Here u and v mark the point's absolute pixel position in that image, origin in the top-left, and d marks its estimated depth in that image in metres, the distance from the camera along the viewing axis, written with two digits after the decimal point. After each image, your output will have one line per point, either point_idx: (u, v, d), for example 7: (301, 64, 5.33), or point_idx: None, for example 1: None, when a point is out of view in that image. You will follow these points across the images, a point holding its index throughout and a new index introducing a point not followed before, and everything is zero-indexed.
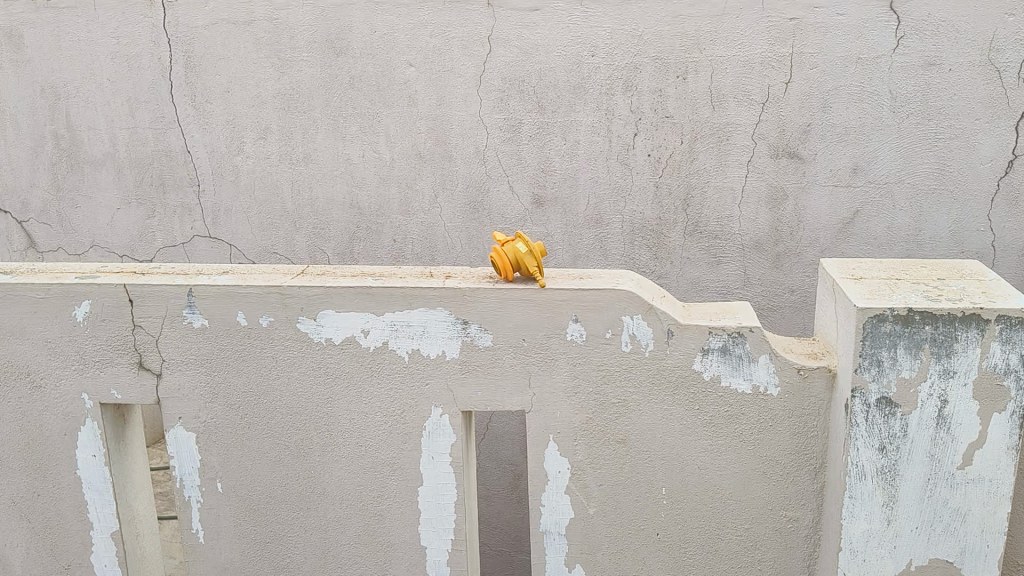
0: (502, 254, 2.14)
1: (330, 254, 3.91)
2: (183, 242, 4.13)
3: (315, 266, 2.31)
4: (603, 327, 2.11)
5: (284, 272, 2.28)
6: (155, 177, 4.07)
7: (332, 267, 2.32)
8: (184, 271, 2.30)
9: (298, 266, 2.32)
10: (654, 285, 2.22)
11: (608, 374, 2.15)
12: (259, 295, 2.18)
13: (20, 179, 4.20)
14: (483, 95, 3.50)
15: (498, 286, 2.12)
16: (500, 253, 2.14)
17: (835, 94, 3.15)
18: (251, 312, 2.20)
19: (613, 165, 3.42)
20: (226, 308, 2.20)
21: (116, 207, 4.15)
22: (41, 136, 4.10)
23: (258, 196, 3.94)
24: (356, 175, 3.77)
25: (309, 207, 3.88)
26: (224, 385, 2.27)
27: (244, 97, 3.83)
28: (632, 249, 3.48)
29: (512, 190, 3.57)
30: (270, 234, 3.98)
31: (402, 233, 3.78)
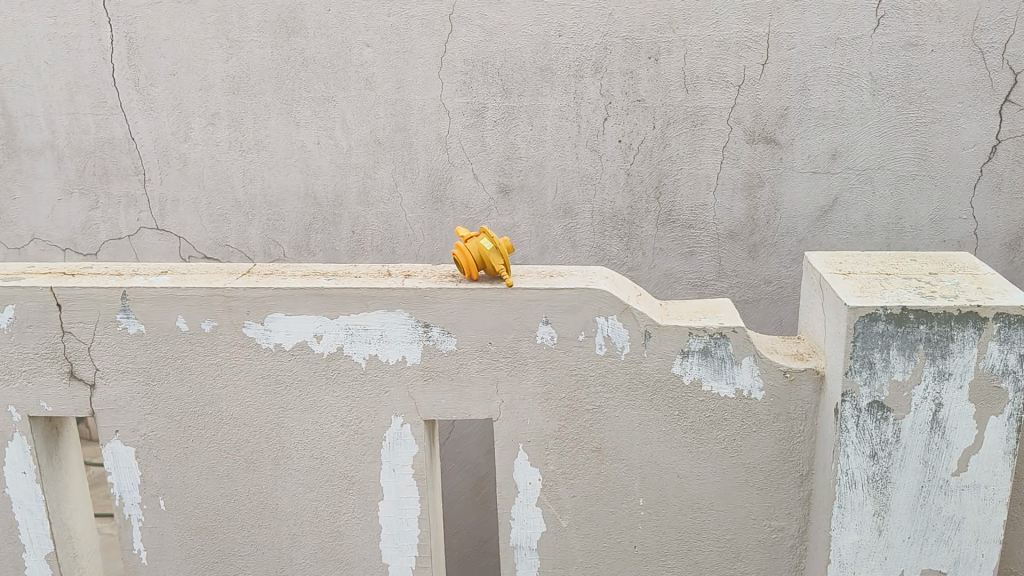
0: (465, 252, 1.97)
1: (286, 246, 3.75)
2: (131, 235, 3.94)
3: (263, 264, 2.13)
4: (575, 328, 1.96)
5: (228, 272, 2.09)
6: (99, 167, 3.87)
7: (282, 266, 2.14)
8: (118, 271, 2.10)
9: (244, 265, 2.14)
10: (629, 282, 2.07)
11: (581, 378, 2.00)
12: (200, 297, 2.00)
13: None
14: (444, 77, 3.32)
15: (461, 286, 1.96)
16: (464, 251, 1.97)
17: (813, 76, 3.01)
18: (192, 316, 2.01)
19: (582, 151, 3.26)
20: (164, 313, 2.01)
21: (58, 197, 3.95)
22: None
23: (209, 185, 3.76)
24: (312, 163, 3.59)
25: (263, 197, 3.70)
26: (164, 396, 2.08)
27: (192, 80, 3.62)
28: (601, 240, 3.33)
29: (476, 178, 3.41)
30: (223, 225, 3.80)
31: (361, 224, 3.62)
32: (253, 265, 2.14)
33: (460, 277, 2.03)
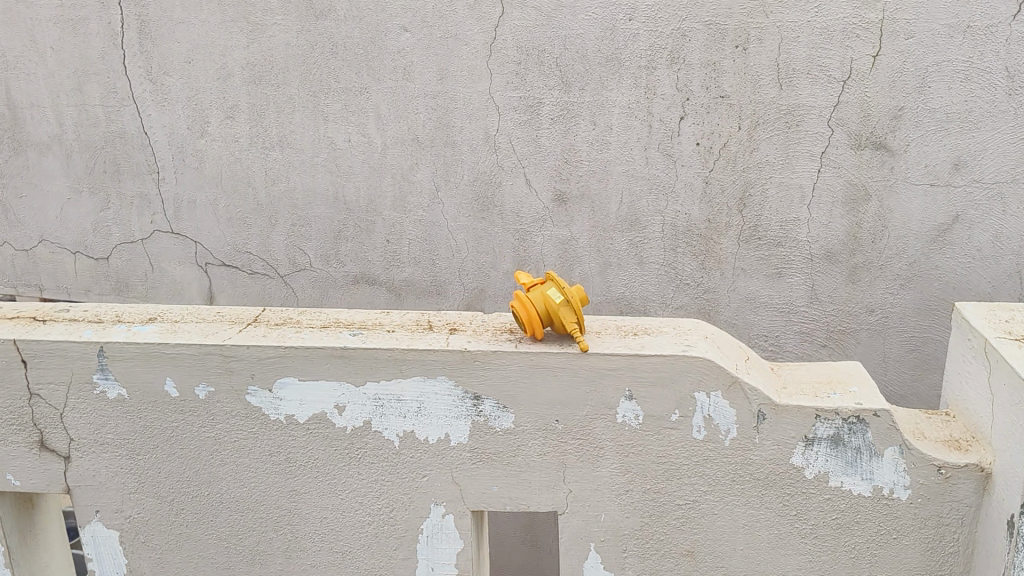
0: (528, 305, 1.54)
1: (313, 255, 3.36)
2: (145, 238, 3.59)
3: (274, 309, 1.73)
4: (668, 407, 1.53)
5: (230, 321, 1.69)
6: (110, 163, 3.50)
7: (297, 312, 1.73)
8: (98, 317, 1.71)
9: (251, 311, 1.73)
10: (733, 342, 1.64)
11: (672, 468, 1.57)
12: (194, 357, 1.60)
13: None
14: (494, 68, 2.88)
15: (521, 349, 1.54)
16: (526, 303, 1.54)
17: (934, 71, 2.53)
18: (184, 379, 1.61)
19: (653, 155, 2.81)
20: (149, 374, 1.62)
21: (66, 197, 3.60)
22: None
23: (228, 186, 3.37)
24: (342, 163, 3.18)
25: (288, 200, 3.30)
26: (153, 472, 1.69)
27: (209, 69, 3.21)
28: (672, 257, 2.89)
29: (529, 185, 2.98)
30: (244, 231, 3.42)
31: (397, 232, 3.21)
32: (262, 310, 1.74)
33: (519, 333, 1.61)
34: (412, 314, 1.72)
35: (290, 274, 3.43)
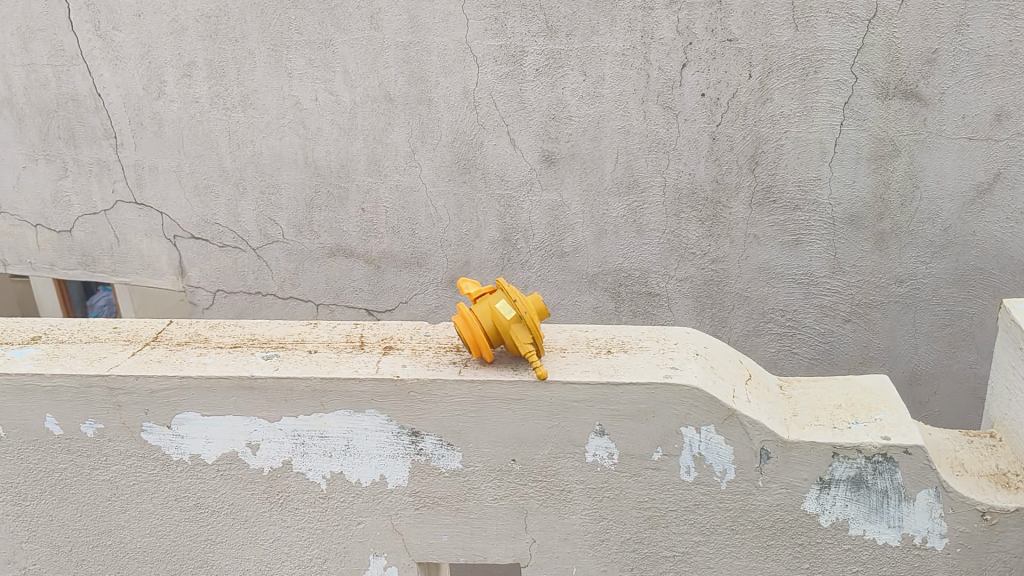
0: (471, 322, 1.26)
1: (284, 226, 3.07)
2: (107, 209, 3.29)
3: (181, 324, 1.45)
4: (648, 444, 1.24)
5: (126, 341, 1.41)
6: (63, 128, 3.19)
7: (208, 326, 1.45)
8: None
9: (154, 327, 1.46)
10: (731, 355, 1.34)
11: (655, 514, 1.29)
12: (75, 390, 1.32)
13: None
14: (469, 13, 2.53)
15: (465, 377, 1.24)
16: (468, 321, 1.26)
17: (977, 6, 2.15)
18: (67, 416, 1.34)
19: (652, 109, 2.48)
20: (25, 411, 1.35)
21: (22, 165, 3.30)
22: None
23: (189, 151, 3.06)
24: (309, 124, 2.87)
25: (253, 166, 3.00)
26: (43, 520, 1.43)
27: (159, 21, 2.88)
28: (675, 223, 2.58)
29: (513, 145, 2.66)
30: (210, 199, 3.13)
31: (372, 199, 2.91)
32: (166, 326, 1.46)
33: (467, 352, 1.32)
34: (344, 325, 1.44)
35: (262, 246, 3.14)
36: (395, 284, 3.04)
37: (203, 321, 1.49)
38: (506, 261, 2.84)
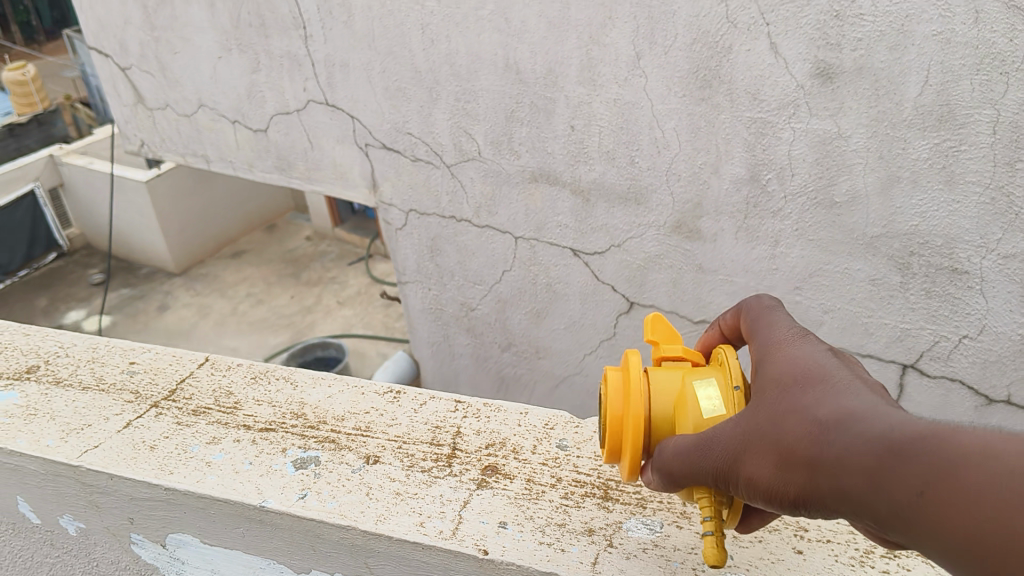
0: (633, 398, 0.89)
1: (481, 141, 2.55)
2: (300, 108, 2.91)
3: (217, 396, 1.21)
4: None
5: (133, 411, 1.18)
6: (254, 15, 2.76)
7: (248, 404, 1.19)
8: None
9: (176, 377, 1.26)
10: None
11: None
12: (49, 484, 1.13)
13: (113, 15, 3.12)
14: None
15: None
16: (631, 395, 0.90)
17: None
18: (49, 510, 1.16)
19: (990, 6, 1.64)
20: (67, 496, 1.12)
21: (218, 54, 2.97)
22: None
23: (381, 47, 2.54)
24: (512, 18, 2.24)
25: (448, 67, 2.45)
26: None
27: None
28: (1006, 176, 1.81)
29: (774, 51, 1.92)
30: (403, 104, 2.63)
31: (585, 114, 2.29)
32: (189, 375, 1.27)
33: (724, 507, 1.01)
34: (431, 415, 1.16)
35: (457, 163, 2.65)
36: (607, 222, 2.47)
37: (241, 368, 1.28)
38: (750, 206, 2.19)
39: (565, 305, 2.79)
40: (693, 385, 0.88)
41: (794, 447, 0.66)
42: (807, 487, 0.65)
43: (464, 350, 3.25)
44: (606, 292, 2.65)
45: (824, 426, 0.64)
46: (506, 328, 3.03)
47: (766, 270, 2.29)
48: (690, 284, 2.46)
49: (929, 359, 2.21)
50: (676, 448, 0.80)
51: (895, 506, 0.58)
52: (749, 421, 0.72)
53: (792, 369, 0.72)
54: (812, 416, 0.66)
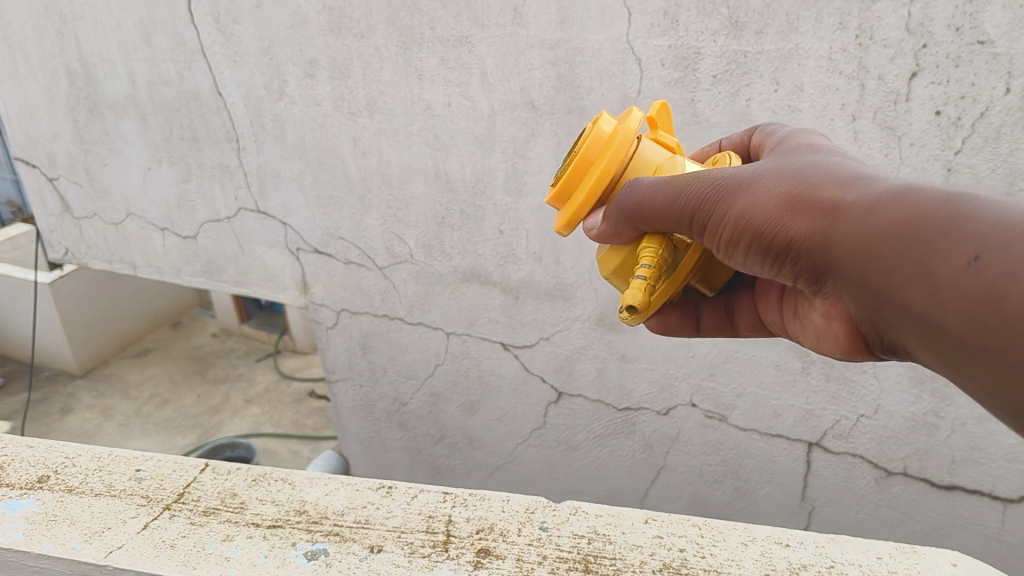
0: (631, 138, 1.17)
1: (413, 245, 2.69)
2: (230, 216, 2.99)
3: (226, 498, 1.43)
4: None
5: (157, 511, 1.40)
6: (187, 129, 2.84)
7: (256, 503, 1.41)
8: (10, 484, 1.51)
9: (182, 482, 1.48)
10: None
11: None
12: None
13: (42, 128, 3.18)
14: (634, 7, 1.99)
15: None
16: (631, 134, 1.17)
17: None
18: None
19: (865, 129, 1.94)
20: None
21: (148, 166, 3.04)
22: (53, 71, 2.97)
23: (313, 159, 2.64)
24: (442, 133, 2.41)
25: (379, 177, 2.58)
26: None
27: (279, 13, 2.39)
28: None
29: None
30: (335, 211, 2.74)
31: (511, 220, 2.47)
32: (193, 479, 1.49)
33: (688, 572, 1.25)
34: (424, 505, 1.39)
35: (389, 266, 2.78)
36: (535, 317, 2.64)
37: (240, 472, 1.51)
38: None
39: (496, 396, 2.94)
40: (677, 162, 1.19)
41: (822, 194, 0.96)
42: (892, 231, 0.85)
43: (396, 444, 3.34)
44: (536, 383, 2.81)
45: (946, 200, 0.82)
46: (438, 420, 3.15)
47: (683, 360, 2.47)
48: (614, 373, 2.63)
49: (833, 437, 2.41)
50: (764, 188, 1.02)
51: (980, 276, 0.75)
52: (865, 188, 0.92)
53: (839, 172, 0.98)
54: (938, 192, 0.84)
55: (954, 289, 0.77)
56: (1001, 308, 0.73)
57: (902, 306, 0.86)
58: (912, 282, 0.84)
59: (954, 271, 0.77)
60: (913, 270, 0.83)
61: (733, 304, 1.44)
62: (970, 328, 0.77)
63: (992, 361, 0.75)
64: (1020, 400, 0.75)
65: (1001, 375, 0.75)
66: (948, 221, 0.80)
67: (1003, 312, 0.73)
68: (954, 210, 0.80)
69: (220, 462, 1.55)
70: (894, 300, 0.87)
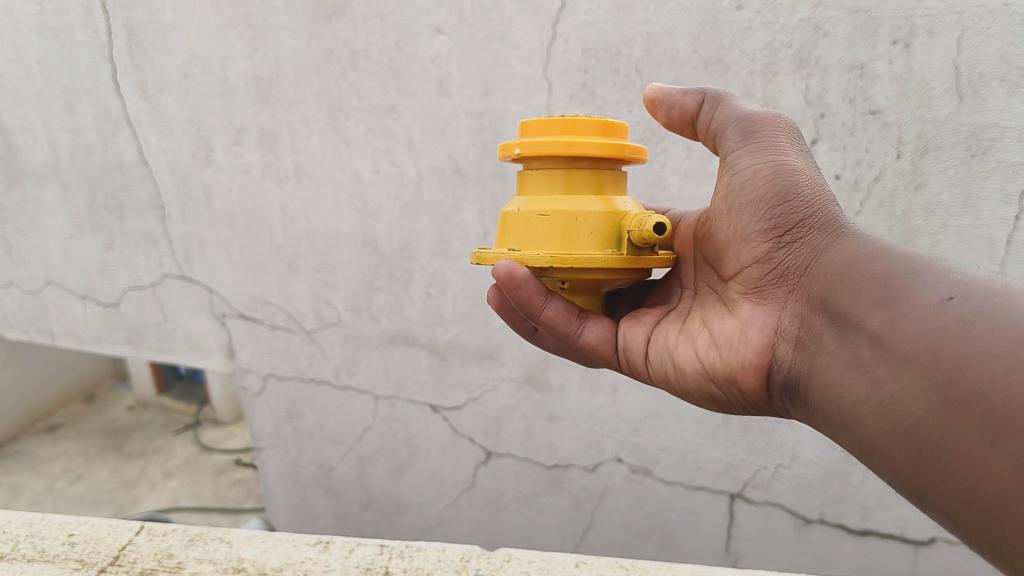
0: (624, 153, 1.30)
1: (340, 309, 2.70)
2: (154, 283, 2.96)
3: (165, 560, 1.59)
4: None
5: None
6: (110, 197, 2.82)
7: (194, 564, 1.58)
8: None
9: (116, 545, 1.64)
10: None
11: None
12: None
13: None
14: (553, 79, 2.09)
15: None
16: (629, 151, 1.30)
17: None
18: None
19: None
20: None
21: (69, 234, 3.00)
22: None
23: (240, 226, 2.65)
24: (369, 199, 2.45)
25: (307, 242, 2.60)
26: None
27: (208, 83, 2.43)
28: None
29: None
30: (262, 276, 2.74)
31: (438, 283, 2.52)
32: (128, 542, 1.65)
33: None
34: (361, 558, 1.57)
35: (316, 329, 2.78)
36: (463, 378, 2.68)
37: (177, 532, 1.68)
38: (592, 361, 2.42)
39: (425, 459, 2.96)
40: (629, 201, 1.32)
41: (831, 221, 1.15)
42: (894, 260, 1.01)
43: (323, 511, 3.30)
44: (464, 444, 2.84)
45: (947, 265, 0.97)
46: (367, 485, 3.13)
47: (608, 416, 2.54)
48: (542, 431, 2.68)
49: (753, 487, 2.49)
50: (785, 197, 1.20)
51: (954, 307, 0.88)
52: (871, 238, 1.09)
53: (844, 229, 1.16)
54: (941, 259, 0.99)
55: (922, 318, 0.90)
56: (956, 339, 0.84)
57: (861, 325, 0.98)
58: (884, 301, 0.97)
59: (930, 304, 0.90)
60: (895, 288, 0.97)
61: (589, 314, 1.37)
62: (918, 352, 0.88)
63: (924, 380, 0.87)
64: (924, 406, 0.86)
65: (929, 400, 0.86)
66: (939, 273, 0.94)
67: (956, 342, 0.84)
68: (944, 271, 0.95)
69: (153, 526, 1.71)
70: (857, 319, 1.00)
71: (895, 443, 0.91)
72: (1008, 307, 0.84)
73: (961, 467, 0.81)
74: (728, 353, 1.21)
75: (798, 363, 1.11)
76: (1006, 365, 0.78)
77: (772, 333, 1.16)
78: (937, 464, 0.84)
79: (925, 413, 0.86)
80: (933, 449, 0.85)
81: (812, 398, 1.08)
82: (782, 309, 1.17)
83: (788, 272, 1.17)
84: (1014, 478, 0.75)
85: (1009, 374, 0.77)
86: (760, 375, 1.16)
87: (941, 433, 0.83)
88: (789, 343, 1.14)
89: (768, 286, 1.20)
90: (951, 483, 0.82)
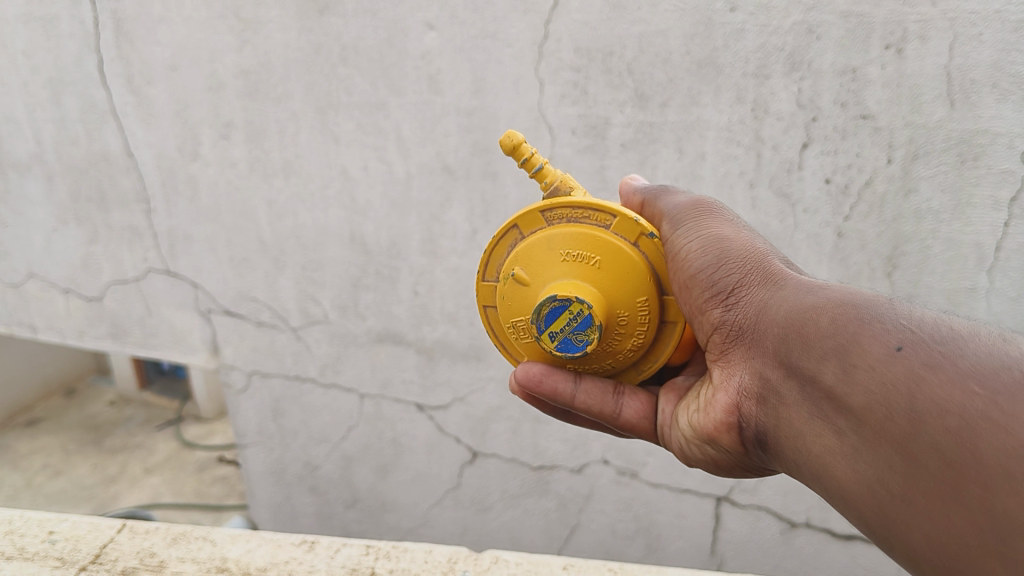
0: None
1: (326, 306, 2.68)
2: (138, 277, 2.93)
3: (147, 559, 1.57)
4: None
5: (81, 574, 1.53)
6: (94, 190, 2.79)
7: (177, 563, 1.56)
8: None
9: (97, 543, 1.62)
10: None
11: None
12: None
13: None
14: (545, 78, 2.09)
15: None
16: None
17: None
18: None
19: (762, 195, 2.06)
20: None
21: (53, 227, 2.97)
22: None
23: (227, 221, 2.63)
24: (357, 196, 2.43)
25: (294, 238, 2.58)
26: None
27: (197, 76, 2.40)
28: None
29: None
30: (247, 272, 2.71)
31: (426, 281, 2.50)
32: (110, 540, 1.63)
33: None
34: (347, 559, 1.56)
35: (302, 326, 2.76)
36: (449, 377, 2.66)
37: (159, 531, 1.66)
38: None
39: (410, 459, 2.95)
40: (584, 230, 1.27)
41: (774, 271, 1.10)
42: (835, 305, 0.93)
43: (307, 509, 3.28)
44: (450, 444, 2.83)
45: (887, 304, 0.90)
46: (351, 484, 3.12)
47: None
48: (528, 432, 2.67)
49: (739, 491, 2.50)
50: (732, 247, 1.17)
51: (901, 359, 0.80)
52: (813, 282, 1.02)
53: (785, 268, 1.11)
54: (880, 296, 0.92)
55: (872, 371, 0.82)
56: (908, 396, 0.78)
57: (817, 380, 0.91)
58: (828, 355, 0.89)
59: (876, 358, 0.82)
60: (836, 342, 0.89)
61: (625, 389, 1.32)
62: (876, 410, 0.81)
63: (888, 442, 0.79)
64: (891, 470, 0.79)
65: (891, 455, 0.79)
66: (887, 318, 0.86)
67: (909, 398, 0.77)
68: (894, 314, 0.87)
69: (135, 523, 1.69)
70: (811, 373, 0.92)
71: (868, 499, 0.84)
72: (958, 356, 0.76)
73: (926, 525, 0.75)
74: (709, 411, 1.16)
75: (759, 411, 1.05)
76: (961, 422, 0.72)
77: (739, 388, 1.09)
78: (901, 516, 0.79)
79: (892, 474, 0.79)
80: (899, 502, 0.79)
81: (779, 447, 1.02)
82: (737, 360, 1.10)
83: (738, 330, 1.10)
84: (980, 539, 0.69)
85: (965, 432, 0.71)
86: (734, 423, 1.11)
87: (904, 487, 0.77)
88: (749, 395, 1.07)
89: (725, 340, 1.12)
90: (918, 538, 0.77)
